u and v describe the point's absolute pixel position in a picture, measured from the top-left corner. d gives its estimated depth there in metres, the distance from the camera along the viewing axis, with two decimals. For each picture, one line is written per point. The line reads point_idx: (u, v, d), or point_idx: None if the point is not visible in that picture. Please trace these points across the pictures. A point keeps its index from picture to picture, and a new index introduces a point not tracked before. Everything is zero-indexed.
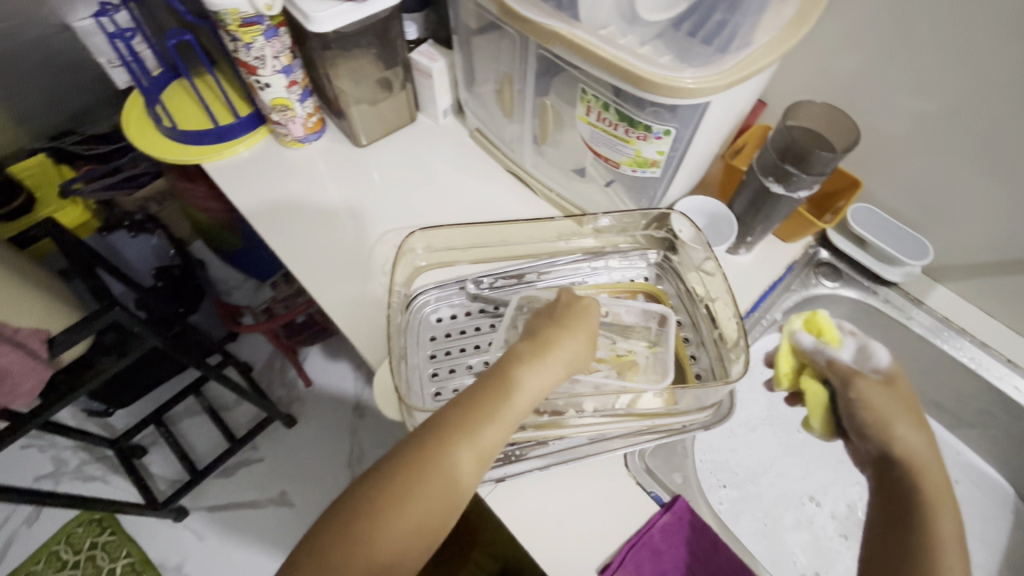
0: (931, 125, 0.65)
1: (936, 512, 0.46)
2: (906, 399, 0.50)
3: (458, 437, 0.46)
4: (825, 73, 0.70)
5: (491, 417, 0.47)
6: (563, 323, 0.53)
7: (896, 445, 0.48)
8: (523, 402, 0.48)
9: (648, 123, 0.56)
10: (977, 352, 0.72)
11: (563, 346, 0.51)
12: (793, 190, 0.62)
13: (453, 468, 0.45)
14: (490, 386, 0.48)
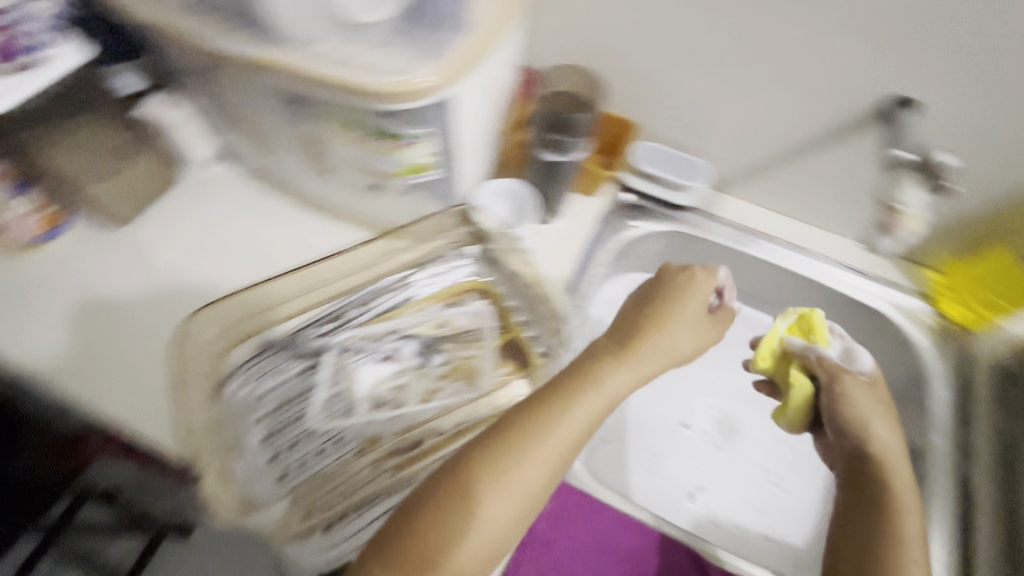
0: (671, 58, 0.68)
1: (903, 510, 0.50)
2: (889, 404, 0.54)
3: (563, 420, 0.44)
4: (570, 32, 0.71)
5: (579, 406, 0.44)
6: (649, 321, 0.51)
7: (871, 438, 0.52)
8: (589, 415, 0.45)
9: (400, 130, 0.53)
10: (780, 250, 0.78)
11: (674, 336, 0.50)
12: (567, 155, 0.67)
13: (538, 460, 0.42)
14: (572, 380, 0.46)
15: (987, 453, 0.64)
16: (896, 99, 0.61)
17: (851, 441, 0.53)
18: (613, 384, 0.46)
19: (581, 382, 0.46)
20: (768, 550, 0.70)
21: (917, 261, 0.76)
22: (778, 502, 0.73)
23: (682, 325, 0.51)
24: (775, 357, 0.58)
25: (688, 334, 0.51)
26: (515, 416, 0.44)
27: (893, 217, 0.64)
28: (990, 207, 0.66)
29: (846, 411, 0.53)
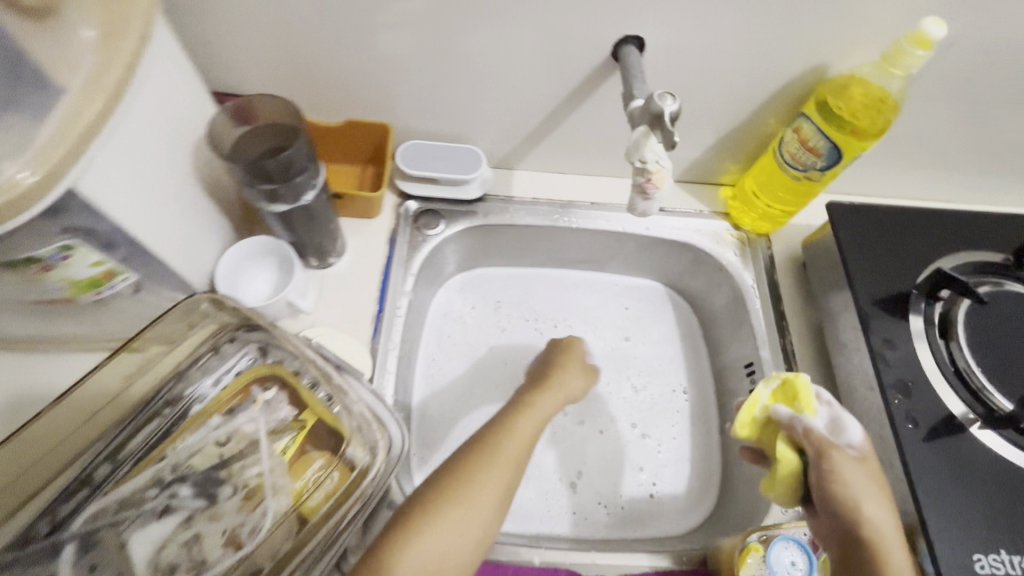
0: (390, 44, 0.59)
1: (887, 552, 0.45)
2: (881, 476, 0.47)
3: (507, 446, 0.51)
4: (263, 41, 0.58)
5: (519, 425, 0.54)
6: (554, 369, 0.63)
7: (864, 517, 0.45)
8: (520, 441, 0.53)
9: (27, 255, 0.39)
10: (587, 212, 0.74)
11: (565, 381, 0.61)
12: (298, 200, 0.52)
13: (495, 479, 0.49)
14: (509, 413, 0.56)
15: (806, 348, 0.67)
16: (631, 38, 0.56)
17: (845, 524, 0.46)
18: (539, 411, 0.56)
19: (512, 416, 0.55)
20: (657, 512, 0.66)
21: (708, 182, 0.77)
22: (653, 456, 0.69)
23: (575, 369, 0.63)
24: (756, 424, 0.51)
25: (576, 376, 0.63)
26: (462, 454, 0.51)
27: (642, 179, 0.48)
28: (750, 118, 0.66)
29: (839, 492, 0.45)
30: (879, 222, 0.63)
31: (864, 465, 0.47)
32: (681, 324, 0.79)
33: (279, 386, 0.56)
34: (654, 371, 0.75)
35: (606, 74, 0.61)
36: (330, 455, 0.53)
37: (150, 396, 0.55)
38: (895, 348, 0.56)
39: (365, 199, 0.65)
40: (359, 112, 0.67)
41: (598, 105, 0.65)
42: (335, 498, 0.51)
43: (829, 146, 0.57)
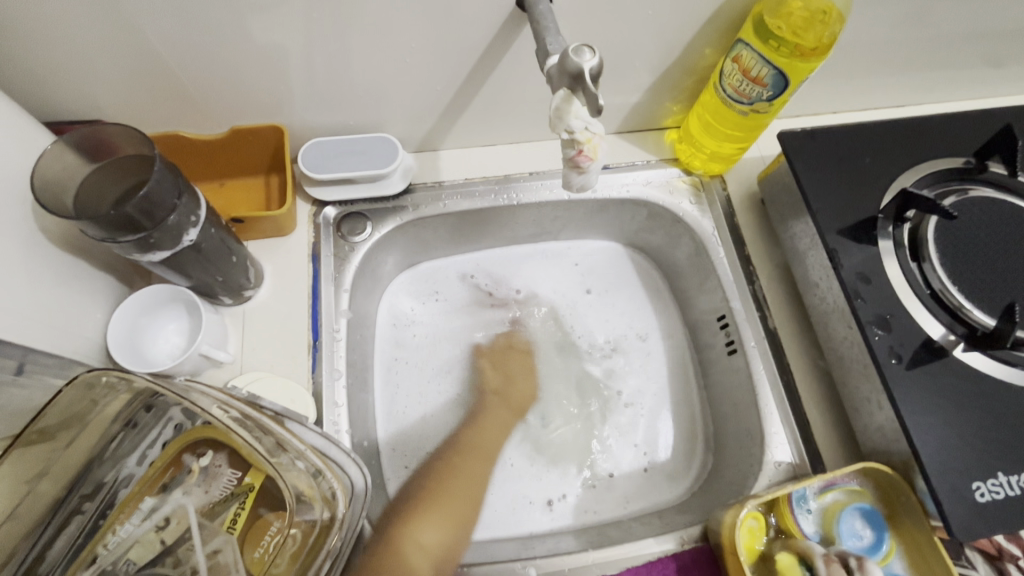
0: (253, 32, 0.49)
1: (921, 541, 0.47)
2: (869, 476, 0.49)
3: (484, 441, 0.63)
4: (94, 54, 0.47)
5: (489, 428, 0.64)
6: (513, 364, 0.69)
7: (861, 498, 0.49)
8: (490, 445, 0.63)
9: None
10: (527, 184, 0.67)
11: (522, 392, 0.68)
12: (178, 242, 0.44)
13: (477, 477, 0.60)
14: (473, 429, 0.64)
15: (777, 291, 0.63)
16: None
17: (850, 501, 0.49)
18: (496, 415, 0.65)
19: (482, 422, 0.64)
20: (656, 482, 0.64)
21: (651, 128, 0.71)
22: (637, 423, 0.67)
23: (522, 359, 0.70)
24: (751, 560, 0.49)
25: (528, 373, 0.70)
26: (443, 462, 0.61)
27: (573, 150, 0.42)
28: (686, 53, 0.59)
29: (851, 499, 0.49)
30: (835, 146, 0.59)
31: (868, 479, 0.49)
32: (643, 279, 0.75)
33: (213, 450, 0.49)
34: (621, 329, 0.72)
35: (518, 28, 0.53)
36: (284, 516, 0.46)
37: (63, 491, 0.47)
38: (868, 282, 0.52)
39: (271, 218, 0.57)
40: (242, 117, 0.57)
41: (515, 64, 0.57)
42: (301, 559, 0.45)
43: (774, 74, 0.51)
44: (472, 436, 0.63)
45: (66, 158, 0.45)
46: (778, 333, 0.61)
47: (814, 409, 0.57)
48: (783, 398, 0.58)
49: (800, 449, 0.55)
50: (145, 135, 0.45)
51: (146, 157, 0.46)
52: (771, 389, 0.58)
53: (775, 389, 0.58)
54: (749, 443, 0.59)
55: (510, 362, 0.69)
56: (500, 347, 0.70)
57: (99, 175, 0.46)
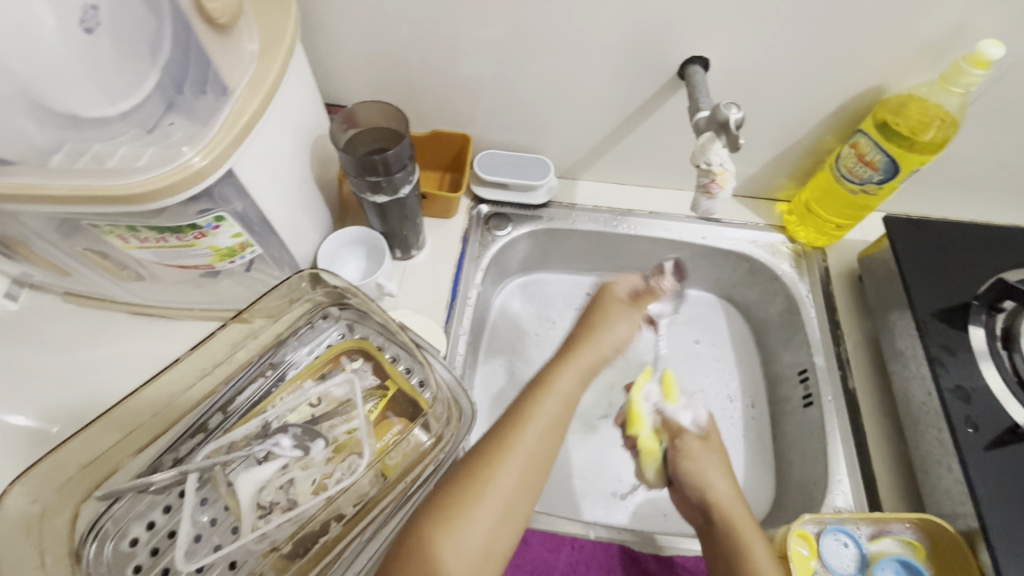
0: (477, 66, 0.66)
1: (748, 537, 0.52)
2: (721, 454, 0.60)
3: (548, 415, 0.49)
4: (368, 64, 0.68)
5: (541, 411, 0.49)
6: (594, 316, 0.58)
7: (707, 490, 0.57)
8: (559, 406, 0.50)
9: (190, 223, 0.48)
10: (643, 221, 0.79)
11: (607, 335, 0.56)
12: (397, 192, 0.61)
13: (530, 458, 0.46)
14: (531, 393, 0.51)
15: (862, 358, 0.68)
16: (697, 59, 0.61)
17: (694, 493, 0.58)
18: (566, 384, 0.51)
19: (534, 397, 0.50)
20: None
21: (765, 196, 0.81)
22: None
23: (615, 314, 0.57)
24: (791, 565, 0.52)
25: (619, 321, 0.57)
26: (492, 436, 0.47)
27: (707, 179, 0.54)
28: (810, 135, 0.69)
29: (687, 469, 0.58)
30: (941, 236, 0.65)
31: (705, 441, 0.59)
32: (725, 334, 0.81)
33: (364, 357, 0.63)
34: (708, 372, 0.78)
35: (672, 92, 0.66)
36: (407, 422, 0.59)
37: (255, 357, 0.62)
38: (953, 355, 0.58)
39: (444, 201, 0.73)
40: (443, 123, 0.75)
41: (663, 119, 0.70)
42: (412, 458, 0.56)
43: (887, 161, 0.61)
44: (529, 407, 0.49)
45: (336, 126, 0.62)
46: (857, 395, 0.65)
47: (882, 471, 0.60)
48: (852, 453, 0.62)
49: (860, 501, 0.59)
50: (399, 117, 0.64)
51: (393, 132, 0.64)
52: (842, 443, 0.62)
53: (846, 443, 0.62)
54: (812, 489, 0.62)
55: (595, 313, 0.58)
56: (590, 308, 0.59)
57: (359, 136, 0.65)
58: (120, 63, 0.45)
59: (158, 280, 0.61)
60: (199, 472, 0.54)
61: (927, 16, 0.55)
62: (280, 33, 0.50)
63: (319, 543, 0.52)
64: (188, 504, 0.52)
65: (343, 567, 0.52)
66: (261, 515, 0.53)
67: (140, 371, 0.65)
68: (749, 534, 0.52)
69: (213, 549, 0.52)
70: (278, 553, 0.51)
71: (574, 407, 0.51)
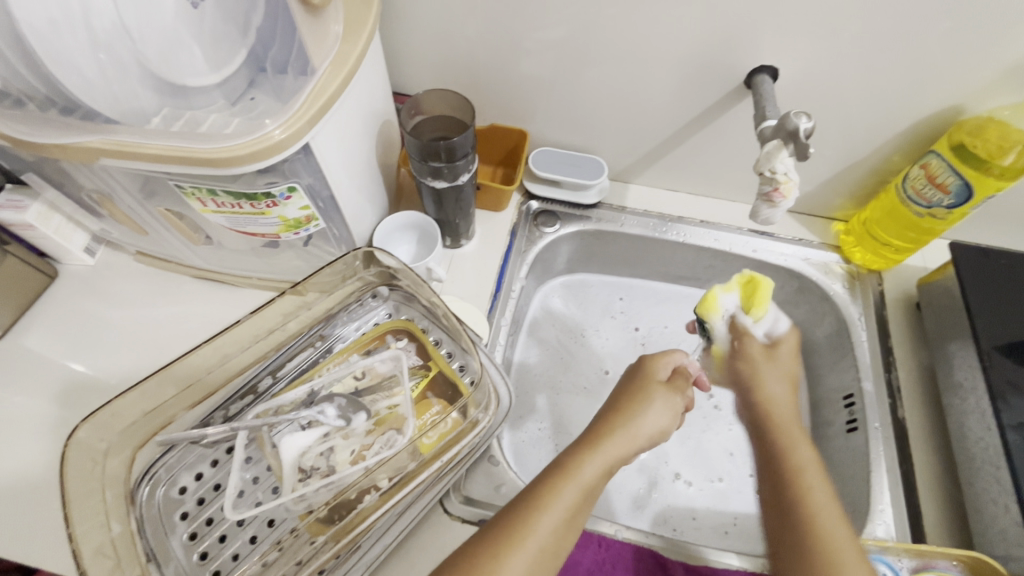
0: (542, 64, 0.67)
1: (794, 444, 0.53)
2: (790, 357, 0.64)
3: (565, 508, 0.45)
4: (437, 55, 0.70)
5: (558, 500, 0.45)
6: (632, 393, 0.56)
7: (765, 392, 0.60)
8: (578, 497, 0.46)
9: (264, 192, 0.50)
10: (692, 229, 0.78)
11: (644, 416, 0.53)
12: (456, 179, 0.62)
13: (535, 555, 0.42)
14: (552, 478, 0.47)
15: (914, 388, 0.66)
16: (766, 68, 0.61)
17: (749, 393, 0.61)
18: (587, 472, 0.47)
19: (552, 483, 0.46)
20: (743, 504, 0.69)
21: (823, 214, 0.79)
22: (733, 439, 0.74)
23: (658, 400, 0.55)
24: None
25: (660, 404, 0.55)
26: (502, 525, 0.43)
27: (770, 188, 0.53)
28: (877, 154, 0.68)
29: (754, 373, 0.62)
30: (1014, 265, 0.62)
31: (770, 350, 0.64)
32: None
33: (409, 338, 0.64)
34: None
35: (735, 101, 0.66)
36: (446, 404, 0.60)
37: (306, 328, 0.65)
38: (1017, 391, 0.55)
39: (497, 194, 0.74)
40: (502, 118, 0.76)
41: (723, 129, 0.70)
42: (449, 438, 0.57)
43: (960, 184, 0.59)
44: (544, 495, 0.45)
45: (404, 112, 0.65)
46: (907, 426, 0.63)
47: (928, 505, 0.58)
48: (897, 483, 0.59)
49: (902, 532, 0.57)
50: (465, 107, 0.65)
51: (458, 121, 0.66)
52: (887, 472, 0.60)
53: (891, 472, 0.60)
54: (850, 517, 0.60)
55: (638, 388, 0.56)
56: (632, 384, 0.57)
57: (426, 122, 0.67)
58: (218, 34, 0.48)
59: (224, 247, 0.65)
60: (248, 431, 0.57)
61: (1014, 38, 0.53)
62: (364, 19, 0.52)
63: (352, 512, 0.53)
64: (236, 459, 0.55)
65: (375, 537, 0.54)
66: (301, 479, 0.54)
67: (198, 331, 0.68)
68: (805, 474, 0.50)
69: (254, 505, 0.55)
70: (313, 517, 0.52)
71: (592, 498, 0.47)
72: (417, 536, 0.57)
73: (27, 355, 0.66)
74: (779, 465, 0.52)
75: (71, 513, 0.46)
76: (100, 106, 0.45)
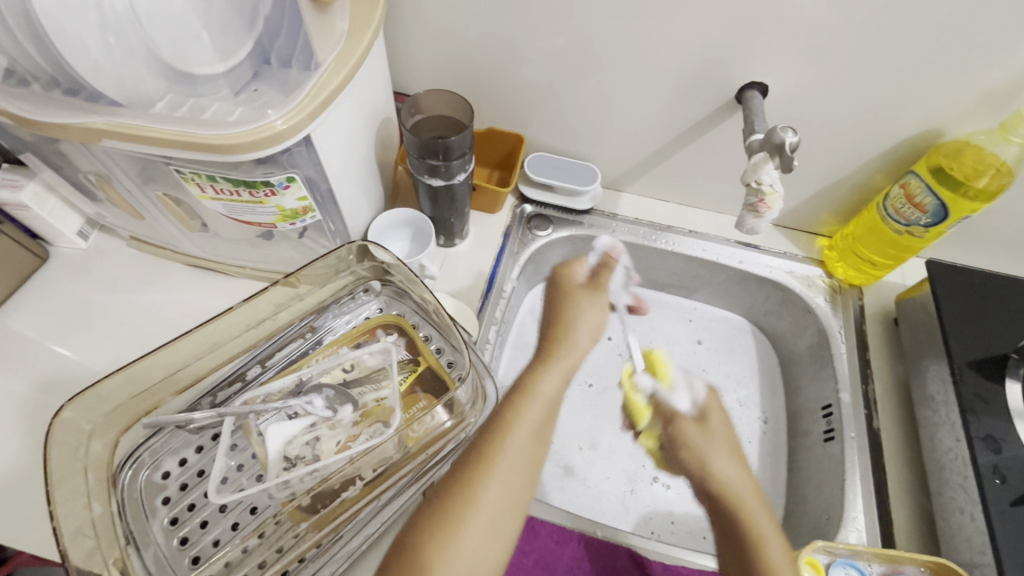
0: (541, 72, 0.69)
1: (763, 540, 0.48)
2: (725, 424, 0.57)
3: (530, 421, 0.47)
4: (438, 58, 0.71)
5: (524, 416, 0.47)
6: (557, 300, 0.58)
7: (714, 479, 0.52)
8: (541, 406, 0.49)
9: (263, 180, 0.51)
10: (680, 238, 0.80)
11: (575, 326, 0.55)
12: (452, 178, 0.64)
13: (517, 471, 0.45)
14: (511, 399, 0.49)
15: (890, 400, 0.67)
16: (756, 84, 0.63)
17: (697, 484, 0.53)
18: (542, 387, 0.50)
19: (515, 404, 0.49)
20: None
21: (807, 229, 0.81)
22: None
23: (585, 305, 0.58)
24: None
25: (585, 309, 0.57)
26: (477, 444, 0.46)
27: (756, 199, 0.55)
28: (860, 172, 0.70)
29: (694, 453, 0.54)
30: (987, 284, 0.64)
31: (704, 425, 0.57)
32: (747, 361, 0.82)
33: (398, 333, 0.65)
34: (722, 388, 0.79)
35: (725, 116, 0.68)
36: (433, 398, 0.61)
37: (298, 320, 0.65)
38: (986, 406, 0.57)
39: (492, 196, 0.76)
40: (500, 122, 0.78)
41: (714, 142, 0.72)
42: (434, 434, 0.58)
43: (936, 204, 0.62)
44: (506, 411, 0.48)
45: (405, 111, 0.66)
46: (882, 436, 0.65)
47: (899, 513, 0.60)
48: (871, 492, 0.61)
49: (873, 539, 0.58)
50: (465, 109, 0.67)
51: (458, 121, 0.67)
52: (861, 480, 0.62)
53: (866, 481, 0.62)
54: (825, 524, 0.62)
55: (559, 295, 0.59)
56: (559, 291, 0.59)
57: (428, 121, 0.68)
58: (225, 24, 0.49)
59: (220, 235, 0.65)
60: (235, 418, 0.57)
61: (988, 69, 0.56)
62: (369, 19, 0.53)
63: (335, 501, 0.54)
64: (222, 445, 0.55)
65: (357, 527, 0.55)
66: (285, 467, 0.54)
67: (189, 318, 0.69)
68: None
69: (238, 491, 0.55)
70: (295, 504, 0.53)
71: (556, 407, 0.50)
72: (399, 527, 0.57)
73: (13, 337, 0.65)
74: (747, 553, 0.48)
75: (53, 492, 0.46)
76: (104, 91, 0.46)
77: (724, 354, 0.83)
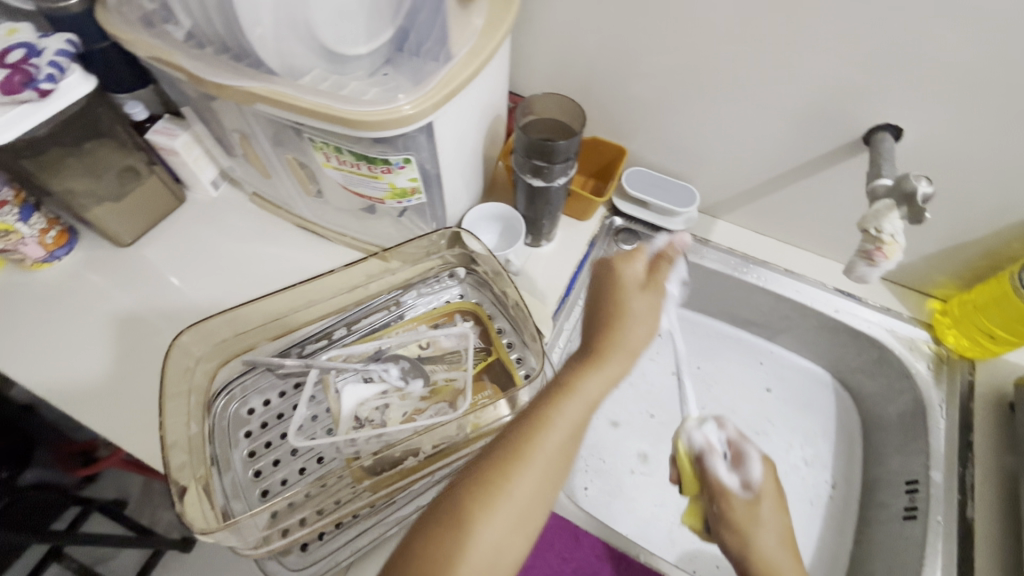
0: (655, 88, 0.69)
1: None
2: (776, 509, 0.51)
3: (574, 423, 0.44)
4: (556, 63, 0.73)
5: (562, 413, 0.44)
6: (613, 290, 0.52)
7: None
8: (582, 406, 0.45)
9: (383, 158, 0.55)
10: (771, 275, 0.77)
11: (632, 332, 0.49)
12: (552, 180, 0.65)
13: (547, 471, 0.42)
14: (552, 393, 0.46)
15: (991, 490, 0.61)
16: (890, 127, 0.59)
17: None
18: (587, 384, 0.46)
19: (555, 398, 0.45)
20: None
21: (918, 289, 0.75)
22: None
23: (635, 310, 0.50)
24: None
25: (641, 298, 0.51)
26: (513, 434, 0.43)
27: (872, 246, 0.52)
28: (995, 236, 0.64)
29: None
30: None
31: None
32: (824, 419, 0.79)
33: (475, 321, 0.67)
34: (784, 441, 0.77)
35: (848, 156, 0.64)
36: (498, 390, 0.62)
37: (385, 292, 0.69)
38: None
39: (586, 203, 0.76)
40: (604, 131, 0.78)
41: (829, 180, 0.68)
42: (493, 425, 0.58)
43: None
44: (546, 403, 0.45)
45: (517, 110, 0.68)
46: (976, 527, 0.58)
47: None
48: None
49: None
50: (576, 116, 0.68)
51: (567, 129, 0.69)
52: (943, 570, 0.56)
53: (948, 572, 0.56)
54: None
55: (610, 292, 0.52)
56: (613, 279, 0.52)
57: (538, 123, 0.70)
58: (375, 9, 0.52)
59: (330, 203, 0.71)
60: (318, 372, 0.62)
61: None
62: (503, 18, 0.55)
63: (395, 468, 0.56)
64: (305, 394, 0.59)
65: (410, 496, 0.58)
66: (354, 426, 0.58)
67: (291, 274, 0.75)
68: None
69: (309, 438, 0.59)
70: (359, 463, 0.55)
71: (596, 410, 0.47)
72: None
73: (148, 266, 0.74)
74: None
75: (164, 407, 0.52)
76: (264, 62, 0.51)
77: (790, 406, 0.80)
